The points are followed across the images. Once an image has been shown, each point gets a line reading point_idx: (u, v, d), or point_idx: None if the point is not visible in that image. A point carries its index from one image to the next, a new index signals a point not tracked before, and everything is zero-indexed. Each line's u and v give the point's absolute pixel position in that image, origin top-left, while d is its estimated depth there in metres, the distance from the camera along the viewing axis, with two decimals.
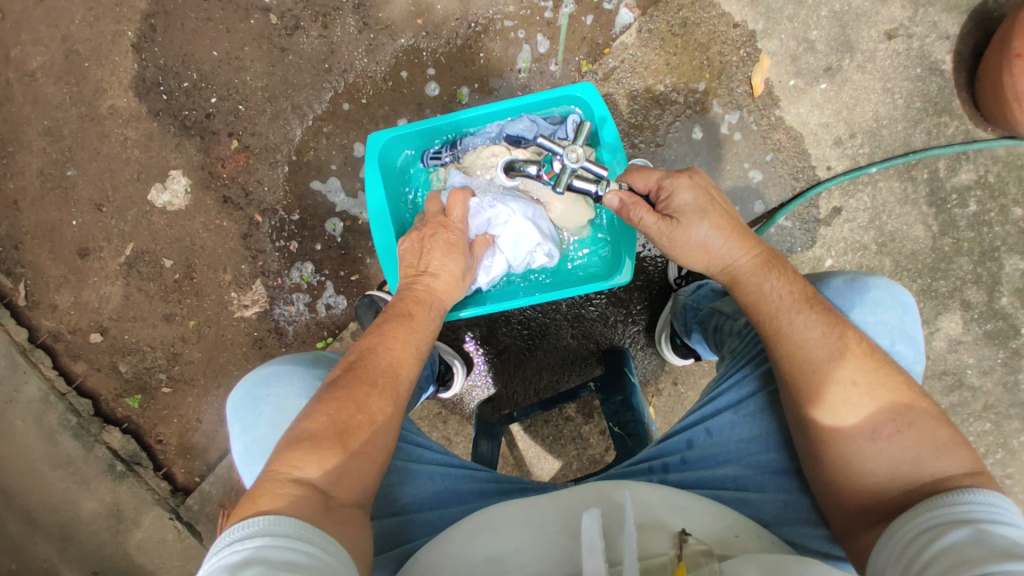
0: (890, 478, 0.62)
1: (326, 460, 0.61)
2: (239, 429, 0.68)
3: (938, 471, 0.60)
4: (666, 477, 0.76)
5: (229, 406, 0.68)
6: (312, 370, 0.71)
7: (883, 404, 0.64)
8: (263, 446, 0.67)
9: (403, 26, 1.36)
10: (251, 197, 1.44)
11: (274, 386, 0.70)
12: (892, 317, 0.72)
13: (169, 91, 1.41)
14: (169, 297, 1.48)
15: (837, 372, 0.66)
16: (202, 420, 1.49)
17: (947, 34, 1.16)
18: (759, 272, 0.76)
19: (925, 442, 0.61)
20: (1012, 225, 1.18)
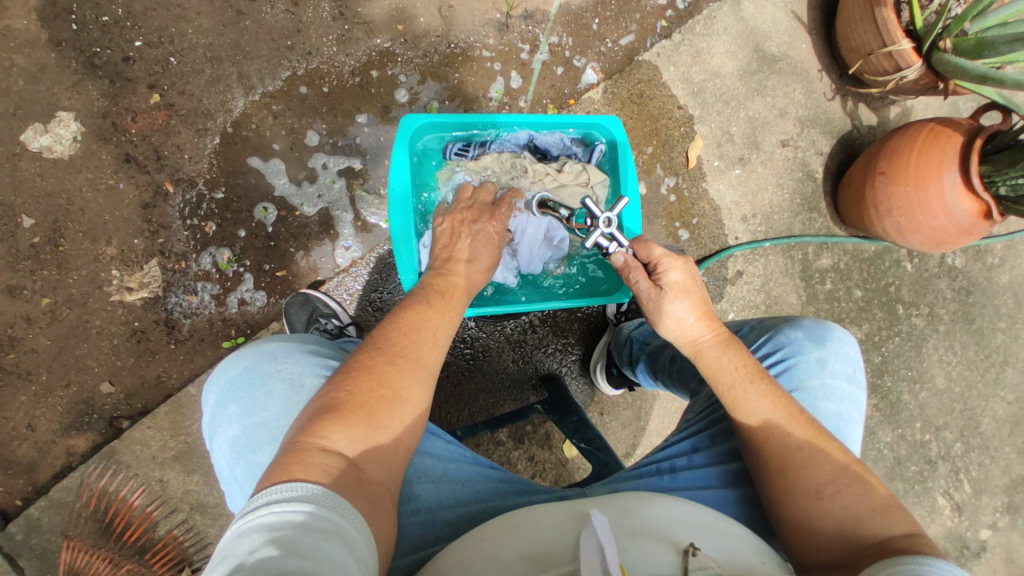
0: (837, 536, 0.70)
1: (350, 431, 0.65)
2: (240, 408, 0.71)
3: (879, 531, 0.68)
4: (677, 475, 0.82)
5: (231, 384, 0.71)
6: (315, 352, 0.76)
7: (825, 467, 0.73)
8: (268, 425, 0.70)
9: (382, 27, 1.32)
10: (164, 163, 1.22)
11: (286, 362, 0.73)
12: (852, 350, 0.83)
13: (81, 21, 1.17)
14: (18, 265, 1.16)
15: (786, 441, 0.75)
16: (35, 428, 1.17)
17: (820, 151, 1.51)
18: (720, 347, 0.82)
19: (863, 505, 0.70)
20: (853, 303, 1.54)
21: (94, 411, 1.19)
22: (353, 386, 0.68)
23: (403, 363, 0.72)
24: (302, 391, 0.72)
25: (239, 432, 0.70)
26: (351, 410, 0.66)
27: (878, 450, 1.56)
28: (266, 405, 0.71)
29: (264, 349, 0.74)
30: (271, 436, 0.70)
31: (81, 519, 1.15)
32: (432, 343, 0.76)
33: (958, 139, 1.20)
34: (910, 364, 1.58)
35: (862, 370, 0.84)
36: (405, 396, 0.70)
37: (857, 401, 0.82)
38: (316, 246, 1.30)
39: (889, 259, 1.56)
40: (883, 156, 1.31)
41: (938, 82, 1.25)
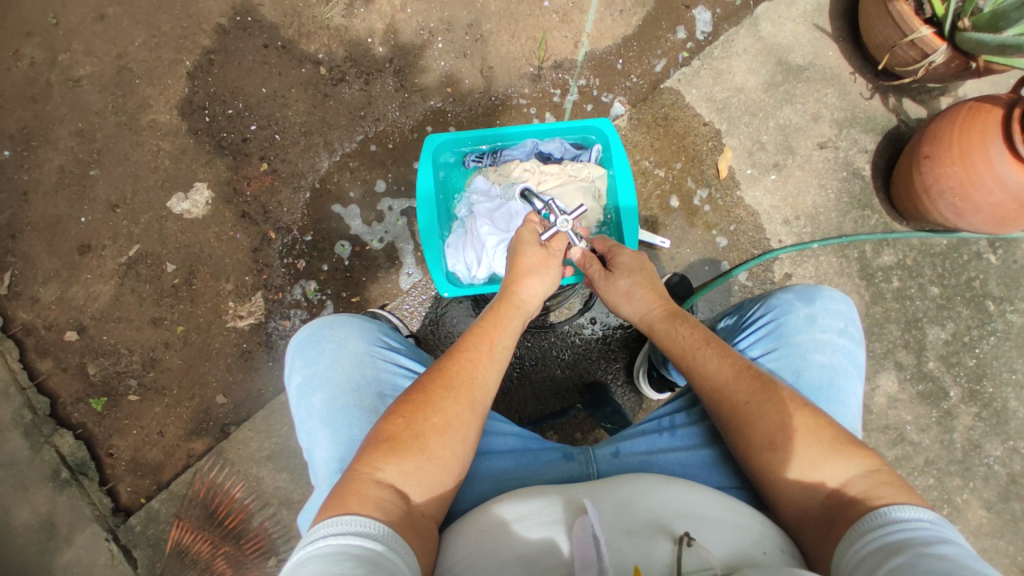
0: (796, 479, 0.73)
1: (402, 462, 0.75)
2: (302, 362, 0.88)
3: (835, 472, 0.71)
4: (675, 431, 0.88)
5: (297, 344, 0.89)
6: (360, 322, 0.93)
7: (776, 415, 0.76)
8: (321, 376, 0.87)
9: (435, 91, 1.60)
10: (268, 215, 1.53)
11: (339, 330, 0.91)
12: (844, 306, 0.86)
13: (212, 115, 1.56)
14: (162, 301, 1.50)
15: (736, 397, 0.78)
16: (163, 434, 1.46)
17: (864, 149, 1.49)
18: (667, 320, 0.89)
19: (816, 445, 0.73)
20: (929, 300, 1.44)
21: (209, 419, 1.45)
22: (412, 419, 0.78)
23: (450, 391, 0.81)
24: (347, 351, 0.89)
25: (301, 380, 0.88)
26: (404, 441, 0.76)
27: (987, 466, 1.39)
28: (320, 359, 0.88)
29: (322, 320, 0.92)
30: (322, 383, 0.87)
31: (193, 504, 1.40)
32: (483, 363, 0.85)
33: (1000, 112, 1.16)
34: (1012, 365, 1.42)
35: (858, 326, 0.86)
36: (456, 421, 0.79)
37: (852, 354, 0.83)
38: (384, 275, 1.52)
39: (966, 251, 1.44)
40: (927, 140, 1.27)
41: (970, 61, 1.22)
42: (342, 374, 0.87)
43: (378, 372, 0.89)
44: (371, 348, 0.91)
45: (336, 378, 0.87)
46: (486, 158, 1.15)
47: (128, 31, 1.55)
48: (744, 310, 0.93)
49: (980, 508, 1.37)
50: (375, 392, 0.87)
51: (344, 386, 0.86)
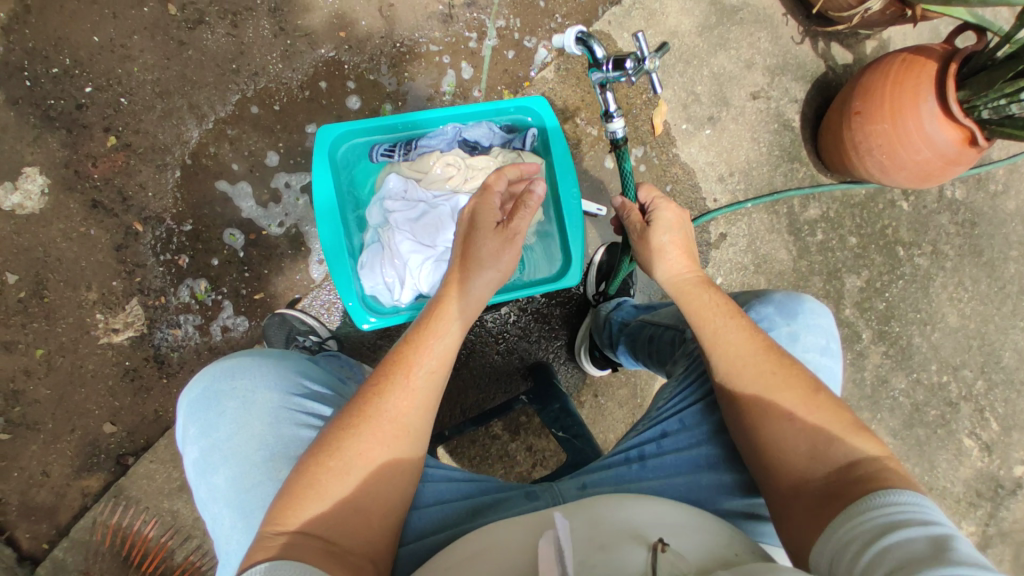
0: (809, 454, 0.69)
1: (307, 515, 0.64)
2: (198, 431, 0.73)
3: (848, 456, 0.68)
4: (645, 461, 0.81)
5: (187, 408, 0.73)
6: (268, 364, 0.77)
7: (799, 392, 0.73)
8: (223, 445, 0.72)
9: (324, 36, 1.31)
10: (129, 203, 1.24)
11: (242, 381, 0.74)
12: (825, 321, 0.83)
13: (34, 77, 1.19)
14: (10, 321, 1.20)
15: (762, 354, 0.75)
16: (51, 474, 1.22)
17: (795, 99, 1.45)
18: (699, 285, 0.83)
19: (835, 424, 0.70)
20: (848, 251, 1.48)
21: (100, 451, 1.24)
22: (309, 463, 0.66)
23: (355, 426, 0.68)
24: (253, 409, 0.73)
25: (198, 454, 0.72)
26: (301, 490, 0.65)
27: (892, 398, 1.51)
28: (218, 423, 0.72)
29: (222, 369, 0.76)
30: (226, 457, 0.71)
31: (101, 555, 1.21)
32: (403, 392, 0.71)
33: (933, 66, 1.14)
34: (917, 306, 1.52)
35: (838, 340, 0.83)
36: (363, 460, 0.67)
37: (833, 373, 0.81)
38: (290, 265, 1.31)
39: (882, 200, 1.49)
40: (859, 95, 1.24)
41: (905, 9, 1.18)
42: (249, 440, 0.72)
43: (293, 426, 0.73)
44: (282, 399, 0.75)
45: (242, 445, 0.71)
46: (399, 150, 0.99)
47: None
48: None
49: (888, 436, 1.50)
50: (293, 456, 0.72)
51: (252, 457, 0.71)
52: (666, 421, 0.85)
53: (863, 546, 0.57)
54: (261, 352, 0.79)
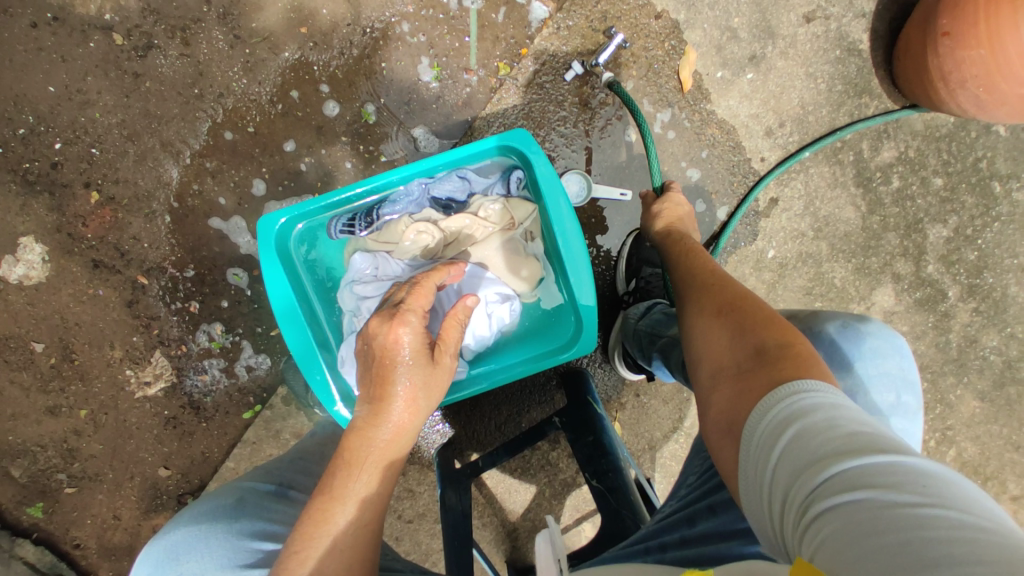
0: (733, 373, 0.58)
1: None
2: None
3: (756, 340, 0.59)
4: (664, 555, 0.62)
5: None
6: (218, 524, 0.63)
7: (725, 298, 0.71)
8: None
9: (285, 36, 1.15)
10: (128, 257, 1.20)
11: (188, 562, 0.59)
12: (893, 366, 0.63)
13: (2, 141, 1.14)
14: (49, 387, 1.24)
15: (752, 315, 0.64)
16: (121, 516, 1.32)
17: (861, 13, 1.16)
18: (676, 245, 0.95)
19: (755, 315, 0.64)
20: (932, 195, 1.23)
21: (162, 493, 1.31)
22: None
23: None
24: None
25: None
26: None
27: (983, 358, 1.31)
28: None
29: (167, 546, 0.62)
30: None
31: None
32: (331, 556, 0.58)
33: None
34: (1016, 250, 1.27)
35: (914, 390, 0.64)
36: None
37: (908, 438, 0.61)
38: None
39: (974, 127, 1.22)
40: (946, 10, 0.96)
41: None
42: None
43: None
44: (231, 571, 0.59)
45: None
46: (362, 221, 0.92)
47: None
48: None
49: (975, 400, 1.32)
50: None
51: None
52: (695, 505, 0.65)
53: (779, 437, 0.46)
54: (212, 511, 0.64)
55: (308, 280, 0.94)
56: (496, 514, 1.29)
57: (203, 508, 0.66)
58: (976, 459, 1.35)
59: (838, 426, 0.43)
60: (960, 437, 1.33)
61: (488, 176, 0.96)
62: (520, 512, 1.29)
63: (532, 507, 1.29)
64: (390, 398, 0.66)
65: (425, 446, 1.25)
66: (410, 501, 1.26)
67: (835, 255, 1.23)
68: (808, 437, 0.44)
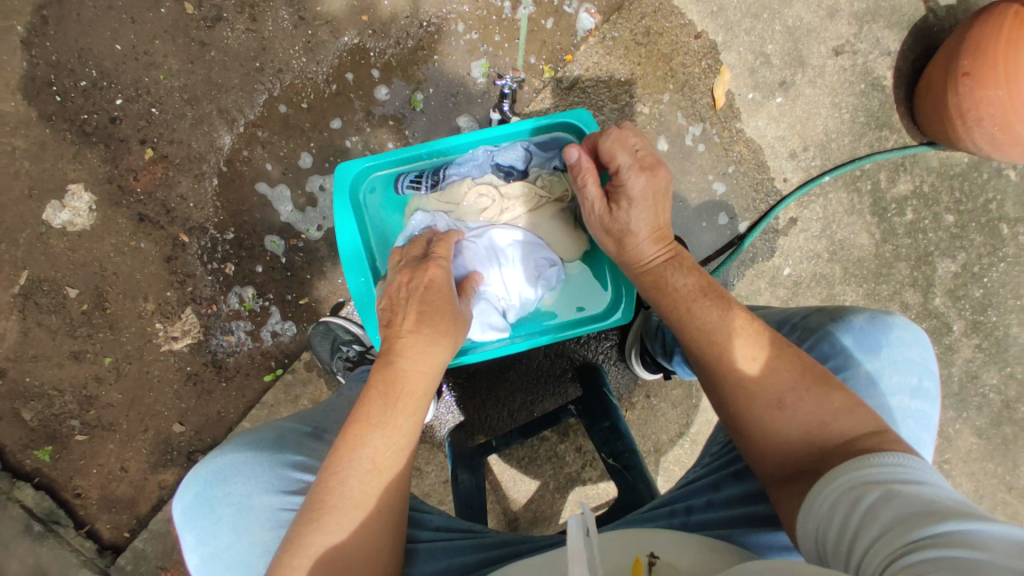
0: (811, 470, 0.60)
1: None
2: (194, 540, 0.61)
3: (849, 425, 0.60)
4: (688, 518, 0.67)
5: (179, 513, 0.61)
6: (265, 450, 0.65)
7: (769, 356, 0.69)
8: (226, 557, 0.60)
9: (347, 22, 1.22)
10: (173, 215, 1.25)
11: (236, 484, 0.62)
12: (917, 353, 0.68)
13: (64, 92, 1.20)
14: (78, 332, 1.28)
15: (815, 400, 0.63)
16: (128, 469, 1.34)
17: (887, 51, 1.23)
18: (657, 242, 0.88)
19: (819, 383, 0.64)
20: (943, 231, 1.29)
21: (173, 449, 1.33)
22: (281, 566, 0.56)
23: (325, 521, 0.58)
24: (253, 513, 0.61)
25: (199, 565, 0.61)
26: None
27: (982, 394, 1.35)
28: (219, 533, 0.60)
29: (213, 468, 0.64)
30: (229, 568, 0.60)
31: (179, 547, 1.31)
32: (368, 476, 0.61)
33: None
34: (1019, 292, 1.32)
35: (933, 377, 0.68)
36: (335, 553, 0.57)
37: (926, 419, 0.66)
38: (330, 269, 1.29)
39: (987, 169, 1.28)
40: (967, 52, 1.04)
41: None
42: (254, 549, 0.60)
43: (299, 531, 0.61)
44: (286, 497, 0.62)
45: (245, 558, 0.59)
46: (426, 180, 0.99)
47: None
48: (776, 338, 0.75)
49: (972, 436, 1.36)
50: None
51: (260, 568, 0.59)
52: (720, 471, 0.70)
53: (859, 505, 0.51)
54: (256, 440, 0.66)
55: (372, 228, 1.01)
56: (499, 500, 1.31)
57: (245, 438, 0.67)
58: (969, 493, 1.37)
59: (919, 505, 0.48)
60: (955, 471, 1.36)
61: (547, 150, 1.02)
62: (523, 500, 1.31)
63: (535, 497, 1.31)
64: (423, 332, 0.70)
65: (437, 425, 1.28)
66: (417, 479, 1.29)
67: (847, 278, 1.28)
68: (888, 511, 0.48)
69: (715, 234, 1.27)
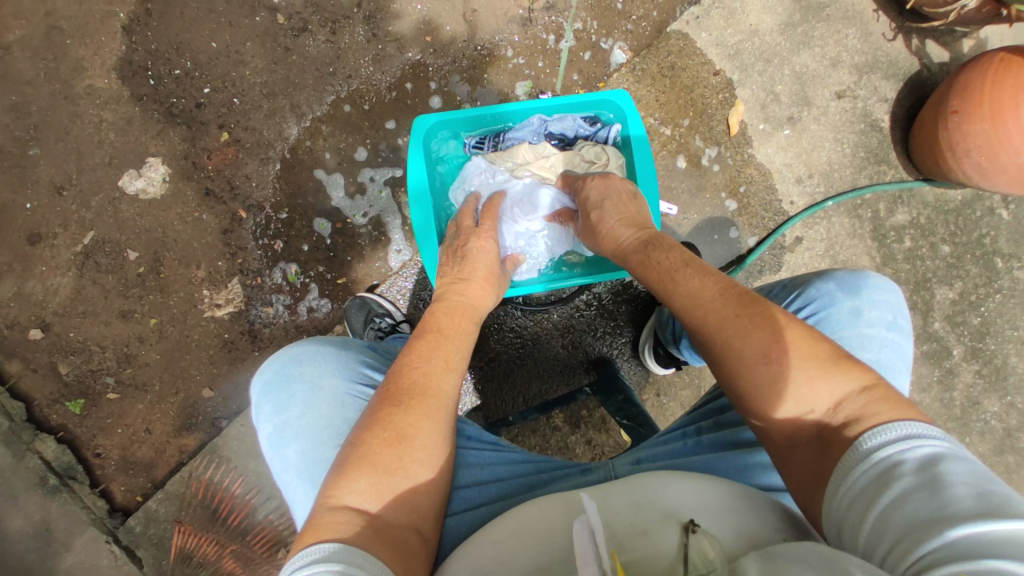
0: (814, 438, 0.65)
1: (372, 490, 0.66)
2: (272, 408, 0.78)
3: (838, 384, 0.66)
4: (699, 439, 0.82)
5: (263, 385, 0.78)
6: (334, 349, 0.83)
7: (761, 329, 0.71)
8: (296, 425, 0.76)
9: (412, 41, 1.41)
10: (236, 192, 1.38)
11: (310, 365, 0.79)
12: (892, 296, 0.80)
13: (157, 77, 1.37)
14: (129, 292, 1.37)
15: (811, 357, 0.68)
16: (152, 431, 1.36)
17: (884, 98, 1.39)
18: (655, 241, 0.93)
19: (813, 352, 0.68)
20: (940, 260, 1.39)
21: (199, 414, 1.37)
22: (364, 437, 0.70)
23: (409, 403, 0.73)
24: (322, 393, 0.78)
25: (272, 429, 0.77)
26: (354, 462, 0.68)
27: (983, 421, 1.39)
28: (292, 404, 0.77)
29: (290, 355, 0.81)
30: (298, 432, 0.76)
31: (191, 509, 1.33)
32: (435, 372, 0.79)
33: None
34: (1015, 323, 1.40)
35: (906, 317, 0.80)
36: (411, 432, 0.72)
37: (901, 349, 0.77)
38: (370, 253, 1.41)
39: (980, 207, 1.40)
40: (956, 93, 1.20)
41: (1001, 9, 1.22)
42: (319, 421, 0.76)
43: (357, 411, 0.78)
44: (348, 385, 0.80)
45: (313, 427, 0.75)
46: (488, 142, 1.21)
47: None
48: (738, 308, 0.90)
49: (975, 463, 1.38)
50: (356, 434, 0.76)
51: (323, 435, 0.75)
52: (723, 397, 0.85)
53: (870, 507, 0.55)
54: (325, 339, 0.84)
55: (442, 170, 1.25)
56: None
57: (316, 339, 0.85)
58: None
59: (925, 506, 0.51)
60: None
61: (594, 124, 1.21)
62: None
63: None
64: (472, 278, 0.95)
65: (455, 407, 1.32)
66: None
67: None
68: (895, 512, 0.52)
69: (727, 247, 1.38)
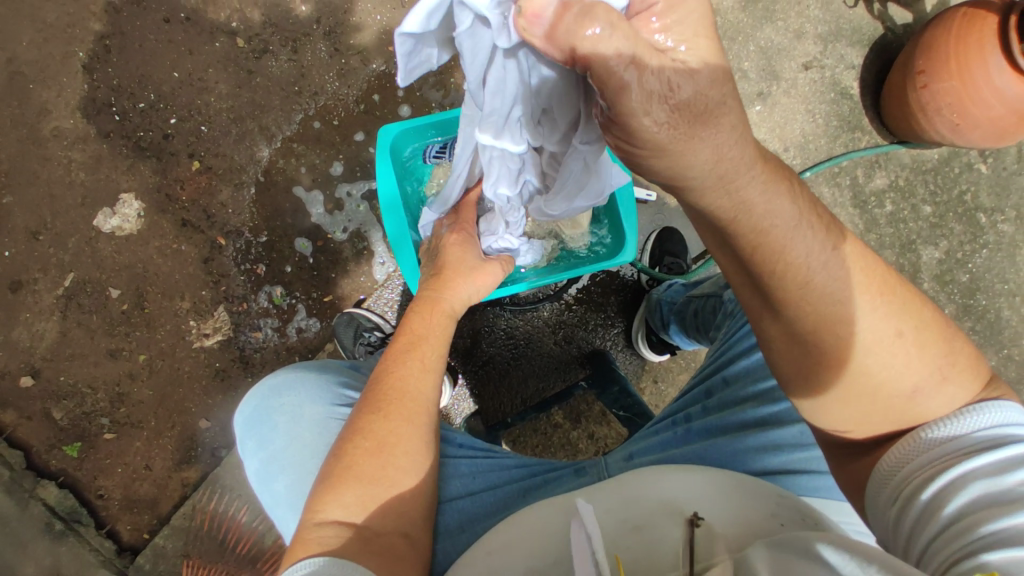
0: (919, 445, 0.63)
1: (351, 509, 0.68)
2: (258, 444, 0.79)
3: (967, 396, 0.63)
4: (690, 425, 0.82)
5: (247, 420, 0.80)
6: (310, 374, 0.83)
7: (915, 347, 0.63)
8: (281, 457, 0.78)
9: (375, 52, 1.40)
10: (213, 220, 1.37)
11: (289, 395, 0.81)
12: None
13: (123, 112, 1.36)
14: (115, 331, 1.36)
15: (961, 365, 0.63)
16: (152, 467, 1.35)
17: (851, 65, 1.39)
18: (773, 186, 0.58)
19: (960, 361, 0.63)
20: (923, 221, 1.39)
21: (197, 446, 1.35)
22: (346, 448, 0.72)
23: (384, 410, 0.74)
24: (304, 421, 0.79)
25: (259, 465, 0.79)
26: (338, 478, 0.70)
27: None
28: (275, 436, 0.79)
29: (269, 386, 0.82)
30: (283, 465, 0.78)
31: (199, 540, 1.32)
32: (417, 373, 0.80)
33: (994, 19, 1.11)
34: (1005, 277, 1.40)
35: None
36: (392, 439, 0.73)
37: None
38: (354, 268, 1.40)
39: (958, 164, 1.40)
40: (920, 53, 1.20)
41: None
42: (304, 451, 0.78)
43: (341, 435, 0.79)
44: (328, 410, 0.80)
45: (298, 457, 0.77)
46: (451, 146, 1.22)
47: (9, 28, 1.34)
48: (723, 299, 0.97)
49: None
50: None
51: (308, 465, 0.77)
52: (713, 380, 0.85)
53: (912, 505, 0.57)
54: (303, 365, 0.85)
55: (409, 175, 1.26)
56: None
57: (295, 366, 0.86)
58: None
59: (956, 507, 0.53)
60: None
61: None
62: None
63: None
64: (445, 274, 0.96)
65: (454, 415, 1.31)
66: None
67: None
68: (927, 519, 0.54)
69: None
